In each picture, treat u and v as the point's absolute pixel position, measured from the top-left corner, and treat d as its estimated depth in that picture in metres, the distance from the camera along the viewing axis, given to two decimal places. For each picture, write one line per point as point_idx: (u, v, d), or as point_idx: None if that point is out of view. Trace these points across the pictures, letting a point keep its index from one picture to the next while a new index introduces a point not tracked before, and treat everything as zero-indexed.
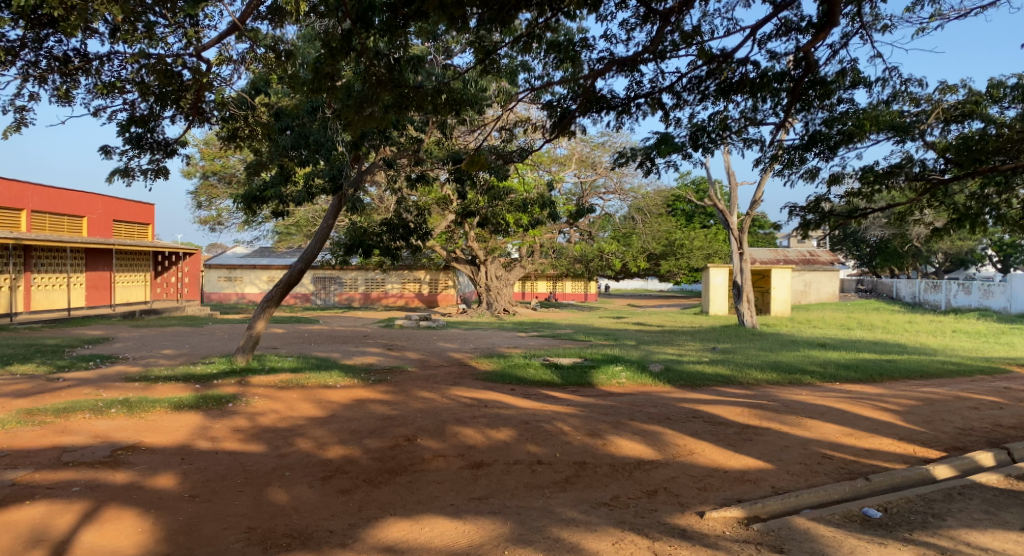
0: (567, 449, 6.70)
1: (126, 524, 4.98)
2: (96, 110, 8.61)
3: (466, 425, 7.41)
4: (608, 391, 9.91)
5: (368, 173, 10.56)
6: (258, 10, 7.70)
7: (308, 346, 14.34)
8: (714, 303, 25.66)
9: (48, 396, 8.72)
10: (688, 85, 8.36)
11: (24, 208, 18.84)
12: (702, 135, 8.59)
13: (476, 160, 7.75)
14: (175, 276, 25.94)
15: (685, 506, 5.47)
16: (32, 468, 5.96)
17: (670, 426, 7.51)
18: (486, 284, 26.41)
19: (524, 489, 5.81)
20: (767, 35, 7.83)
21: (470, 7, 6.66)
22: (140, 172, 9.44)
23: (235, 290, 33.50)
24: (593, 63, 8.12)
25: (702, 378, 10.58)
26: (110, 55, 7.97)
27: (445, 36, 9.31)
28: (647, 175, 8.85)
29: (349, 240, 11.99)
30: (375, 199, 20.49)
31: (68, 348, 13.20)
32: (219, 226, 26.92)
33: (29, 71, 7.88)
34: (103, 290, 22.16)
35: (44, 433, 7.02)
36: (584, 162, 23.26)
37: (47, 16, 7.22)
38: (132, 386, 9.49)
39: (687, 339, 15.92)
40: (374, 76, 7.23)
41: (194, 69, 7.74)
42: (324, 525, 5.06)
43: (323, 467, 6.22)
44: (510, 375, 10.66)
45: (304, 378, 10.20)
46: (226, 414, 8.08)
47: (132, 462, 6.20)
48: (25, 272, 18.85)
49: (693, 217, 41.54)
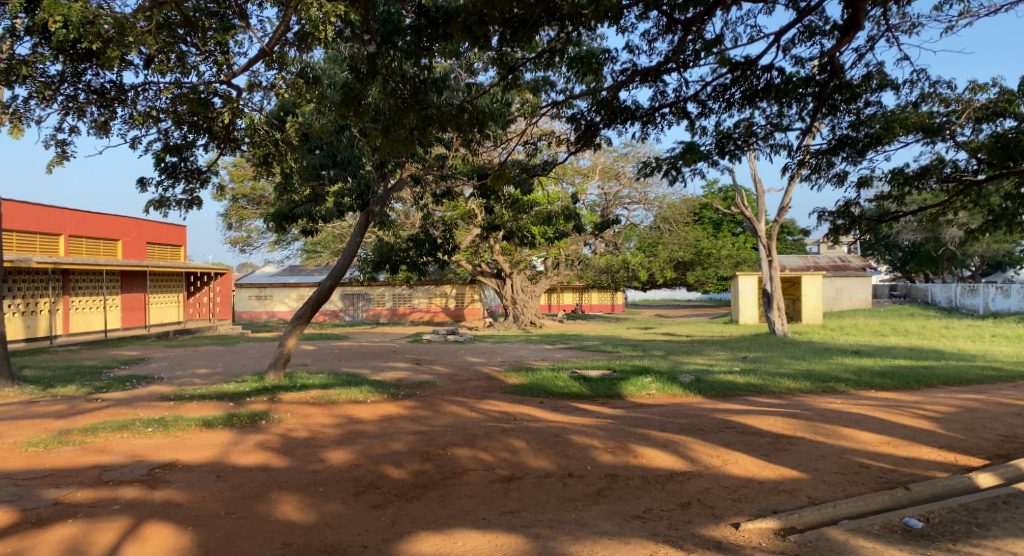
0: (598, 462, 6.66)
1: (164, 541, 5.04)
2: (133, 142, 8.89)
3: (497, 439, 7.39)
4: (637, 403, 9.83)
5: (395, 189, 10.71)
6: (286, 37, 7.89)
7: (337, 362, 14.47)
8: (745, 312, 25.32)
9: (87, 417, 8.93)
10: (713, 93, 8.34)
11: (61, 232, 19.37)
12: (728, 142, 8.57)
13: (501, 175, 7.87)
14: (207, 296, 26.63)
15: (719, 517, 5.41)
16: (74, 487, 6.09)
17: (702, 437, 7.44)
18: (512, 297, 26.44)
19: (557, 502, 5.79)
20: (790, 41, 7.83)
21: (493, 24, 6.78)
22: (175, 203, 9.69)
23: (265, 309, 33.98)
24: (617, 75, 8.18)
25: (734, 388, 10.47)
26: (145, 86, 8.21)
27: (468, 53, 9.41)
28: (673, 184, 8.82)
29: (377, 257, 12.14)
30: (401, 216, 20.73)
31: (106, 369, 13.46)
32: (250, 246, 27.34)
33: (69, 104, 8.14)
34: (138, 311, 22.63)
35: (84, 452, 7.20)
36: (609, 174, 23.21)
37: (84, 50, 7.48)
38: (167, 405, 9.68)
39: (717, 349, 15.76)
40: (399, 98, 7.34)
41: (224, 95, 7.93)
42: (358, 541, 5.09)
43: (355, 483, 6.26)
44: (539, 388, 10.65)
45: (335, 395, 10.29)
46: (258, 431, 8.19)
47: (169, 480, 6.31)
48: (63, 295, 19.31)
49: (720, 225, 41.11)
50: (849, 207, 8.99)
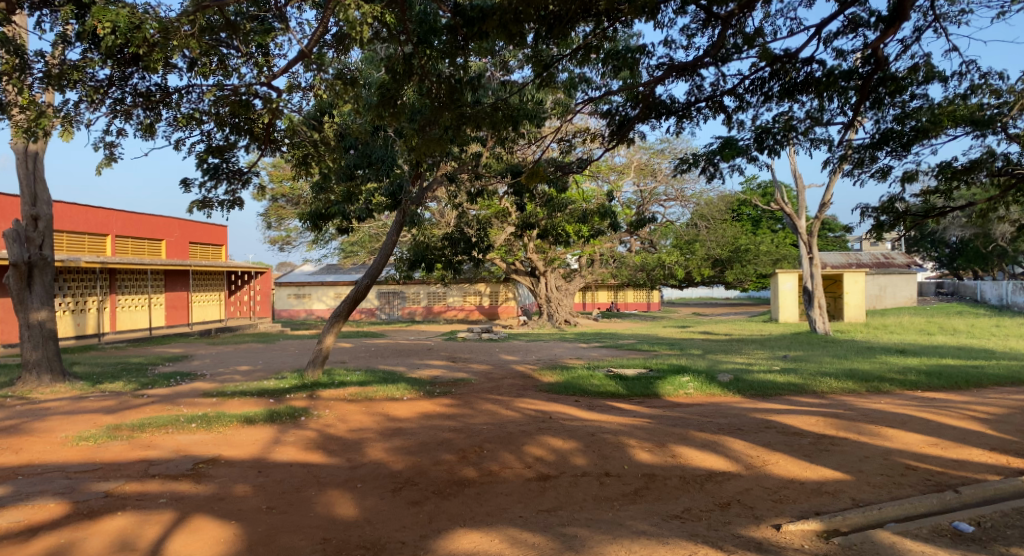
0: (635, 462, 6.60)
1: (208, 534, 5.15)
2: (177, 144, 9.10)
3: (533, 437, 7.39)
4: (674, 402, 9.72)
5: (430, 188, 10.78)
6: (324, 39, 7.99)
7: (375, 359, 14.63)
8: (785, 310, 24.85)
9: (134, 412, 9.20)
10: (751, 87, 8.20)
11: (108, 233, 19.95)
12: (767, 137, 8.41)
13: (536, 172, 7.87)
14: (248, 294, 27.18)
15: (759, 518, 5.32)
16: (122, 480, 6.26)
17: (741, 437, 7.32)
18: (546, 295, 26.27)
19: (594, 501, 5.76)
20: (832, 33, 7.64)
21: (528, 22, 6.77)
22: (217, 203, 9.90)
23: (304, 307, 34.55)
24: (653, 70, 8.10)
25: (774, 387, 10.28)
26: (188, 89, 8.40)
27: (503, 51, 9.41)
28: (710, 180, 8.69)
29: (412, 256, 12.23)
30: (436, 214, 20.88)
31: (151, 366, 13.83)
32: (288, 246, 27.82)
33: (116, 107, 8.37)
34: (181, 309, 23.21)
35: (132, 447, 7.40)
36: (644, 171, 23.01)
37: (131, 55, 7.67)
38: (210, 402, 9.91)
39: (755, 348, 15.49)
40: (435, 97, 7.38)
41: (265, 97, 8.06)
42: (396, 537, 5.13)
43: (393, 479, 6.32)
44: (574, 386, 10.62)
45: (372, 392, 10.41)
46: (298, 427, 8.33)
47: (212, 475, 6.45)
48: (111, 294, 19.89)
49: (758, 222, 40.42)
50: (893, 203, 8.75)
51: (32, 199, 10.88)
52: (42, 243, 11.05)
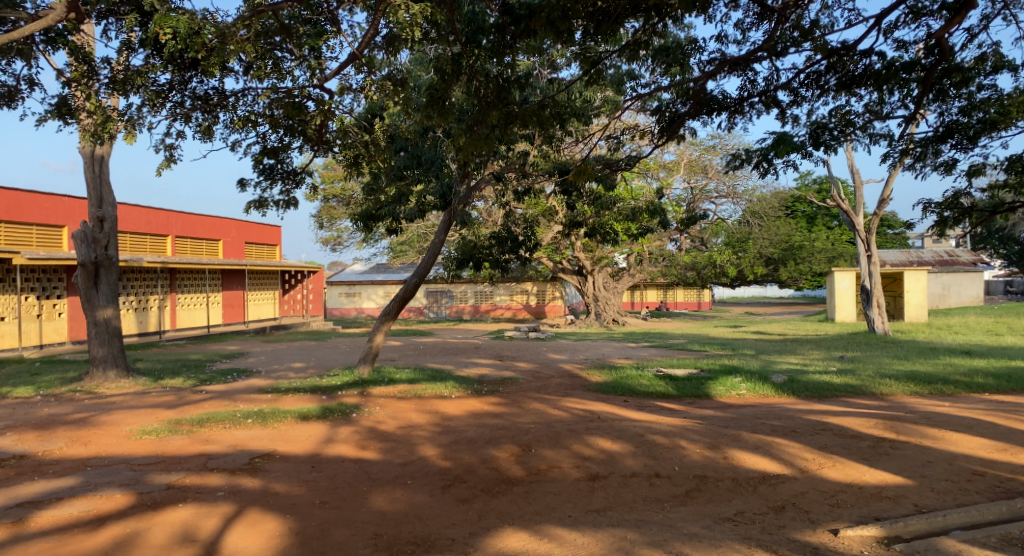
0: (685, 463, 6.50)
1: (264, 527, 5.28)
2: (234, 145, 9.36)
3: (581, 437, 7.34)
4: (726, 403, 9.53)
5: (478, 187, 10.83)
6: (375, 41, 8.09)
7: (423, 357, 14.78)
8: (841, 309, 24.10)
9: (194, 407, 9.51)
10: (806, 81, 7.97)
11: (169, 233, 20.67)
12: (823, 132, 8.16)
13: (584, 170, 7.82)
14: (301, 293, 27.82)
15: (816, 523, 5.16)
16: (183, 473, 6.48)
17: (796, 439, 7.13)
18: (594, 294, 26.15)
19: (644, 503, 5.69)
20: (892, 23, 7.37)
21: (576, 19, 6.74)
22: (273, 203, 10.14)
23: (354, 306, 35.18)
24: (704, 65, 7.96)
25: (830, 389, 9.98)
26: (244, 92, 8.62)
27: (552, 49, 9.37)
28: (763, 176, 8.49)
29: (460, 254, 12.30)
30: (484, 213, 20.97)
31: (210, 363, 14.29)
32: (339, 245, 28.35)
33: (177, 110, 8.66)
34: (238, 307, 23.91)
35: (191, 441, 7.66)
36: (695, 167, 22.63)
37: (190, 59, 7.92)
38: (265, 398, 10.18)
39: (810, 348, 15.06)
40: (483, 96, 7.40)
41: (317, 99, 8.23)
42: (446, 533, 5.17)
43: (442, 477, 6.37)
44: (623, 386, 10.51)
45: (421, 390, 10.51)
46: (349, 424, 8.48)
47: (268, 469, 6.62)
48: (171, 292, 20.62)
49: (814, 219, 39.31)
50: (958, 198, 8.39)
51: (98, 201, 11.34)
52: (107, 244, 11.51)
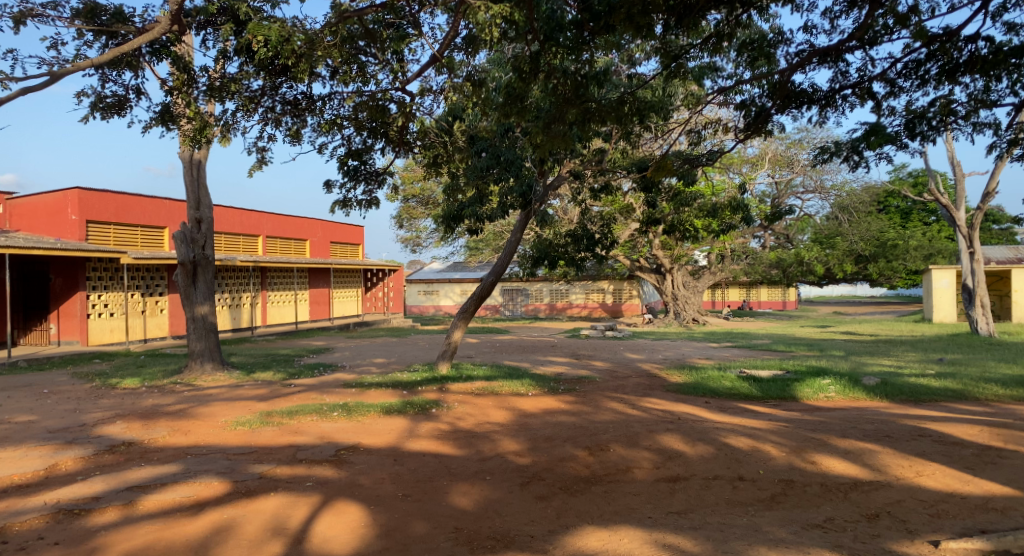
0: (771, 466, 6.31)
1: (350, 517, 5.48)
2: (320, 148, 9.73)
3: (660, 438, 7.25)
4: (814, 406, 9.17)
5: (555, 185, 10.84)
6: (455, 42, 8.23)
7: (500, 355, 14.93)
8: (940, 310, 22.71)
9: (284, 400, 9.96)
10: (904, 71, 7.58)
11: (259, 234, 21.68)
12: (921, 123, 7.74)
13: (663, 165, 7.71)
14: (382, 291, 28.61)
15: (913, 533, 4.91)
16: (274, 463, 6.81)
17: (890, 445, 6.79)
18: (673, 293, 25.67)
19: (727, 506, 5.56)
20: (1002, 6, 6.90)
21: (656, 13, 6.67)
22: (356, 203, 10.48)
23: (432, 303, 35.89)
24: (791, 57, 7.70)
25: (927, 393, 9.44)
26: (330, 96, 8.94)
27: (631, 45, 9.28)
28: (854, 170, 8.13)
29: (537, 252, 12.34)
30: (560, 211, 20.95)
31: (297, 357, 14.91)
32: (418, 245, 28.97)
33: (268, 115, 9.08)
34: (323, 305, 24.84)
35: (282, 432, 8.03)
36: (780, 161, 21.84)
37: (281, 66, 8.28)
38: (350, 392, 10.54)
39: (906, 350, 14.28)
40: (560, 93, 7.41)
41: (399, 101, 8.45)
42: (526, 530, 5.21)
43: (521, 474, 6.43)
44: (703, 387, 10.28)
45: (498, 387, 10.63)
46: (429, 419, 8.67)
47: (353, 461, 6.86)
48: (262, 290, 21.63)
49: (909, 214, 37.18)
50: None
51: (197, 203, 12.04)
52: (204, 244, 12.19)
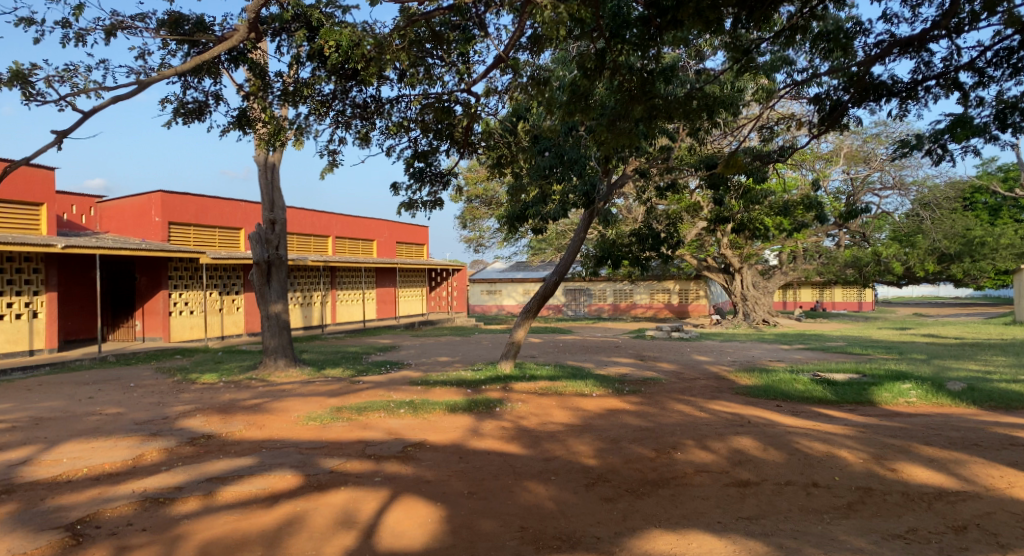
0: (847, 473, 6.06)
1: (417, 512, 5.58)
2: (388, 150, 9.95)
3: (729, 441, 7.07)
4: (893, 411, 8.77)
5: (620, 184, 10.74)
6: (520, 42, 8.26)
7: (564, 355, 14.89)
8: None
9: (353, 396, 10.23)
10: (994, 59, 7.17)
11: (329, 234, 22.31)
12: (1013, 114, 7.30)
13: (732, 161, 7.54)
14: (446, 291, 28.99)
15: (1005, 548, 4.63)
16: (344, 458, 6.99)
17: (978, 454, 6.42)
18: (741, 293, 25.02)
19: (800, 513, 5.38)
20: None
21: (726, 6, 6.53)
22: (422, 204, 10.66)
23: (495, 302, 36.12)
24: (870, 48, 7.39)
25: (1019, 399, 8.88)
26: (397, 99, 9.13)
27: (700, 39, 9.11)
28: (938, 164, 7.73)
29: (600, 252, 12.25)
30: (624, 210, 20.74)
31: (365, 355, 15.28)
32: (482, 245, 29.22)
33: (339, 118, 9.34)
34: (389, 304, 25.35)
35: (351, 428, 8.24)
36: (856, 157, 20.98)
37: (350, 69, 8.51)
38: (416, 389, 10.73)
39: (995, 354, 13.48)
40: (627, 90, 7.33)
41: (465, 102, 8.55)
42: (591, 531, 5.18)
43: (585, 475, 6.39)
44: (774, 390, 9.97)
45: (562, 387, 10.60)
46: (494, 417, 8.73)
47: (419, 458, 6.97)
48: (332, 289, 22.25)
49: (998, 211, 35.08)
50: None
51: (270, 205, 12.49)
52: (277, 244, 12.64)
